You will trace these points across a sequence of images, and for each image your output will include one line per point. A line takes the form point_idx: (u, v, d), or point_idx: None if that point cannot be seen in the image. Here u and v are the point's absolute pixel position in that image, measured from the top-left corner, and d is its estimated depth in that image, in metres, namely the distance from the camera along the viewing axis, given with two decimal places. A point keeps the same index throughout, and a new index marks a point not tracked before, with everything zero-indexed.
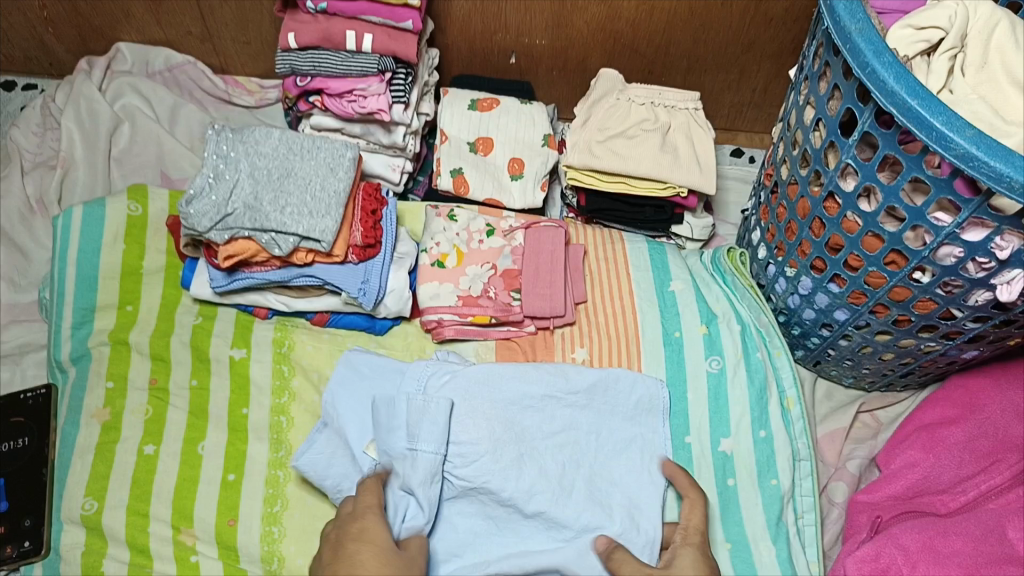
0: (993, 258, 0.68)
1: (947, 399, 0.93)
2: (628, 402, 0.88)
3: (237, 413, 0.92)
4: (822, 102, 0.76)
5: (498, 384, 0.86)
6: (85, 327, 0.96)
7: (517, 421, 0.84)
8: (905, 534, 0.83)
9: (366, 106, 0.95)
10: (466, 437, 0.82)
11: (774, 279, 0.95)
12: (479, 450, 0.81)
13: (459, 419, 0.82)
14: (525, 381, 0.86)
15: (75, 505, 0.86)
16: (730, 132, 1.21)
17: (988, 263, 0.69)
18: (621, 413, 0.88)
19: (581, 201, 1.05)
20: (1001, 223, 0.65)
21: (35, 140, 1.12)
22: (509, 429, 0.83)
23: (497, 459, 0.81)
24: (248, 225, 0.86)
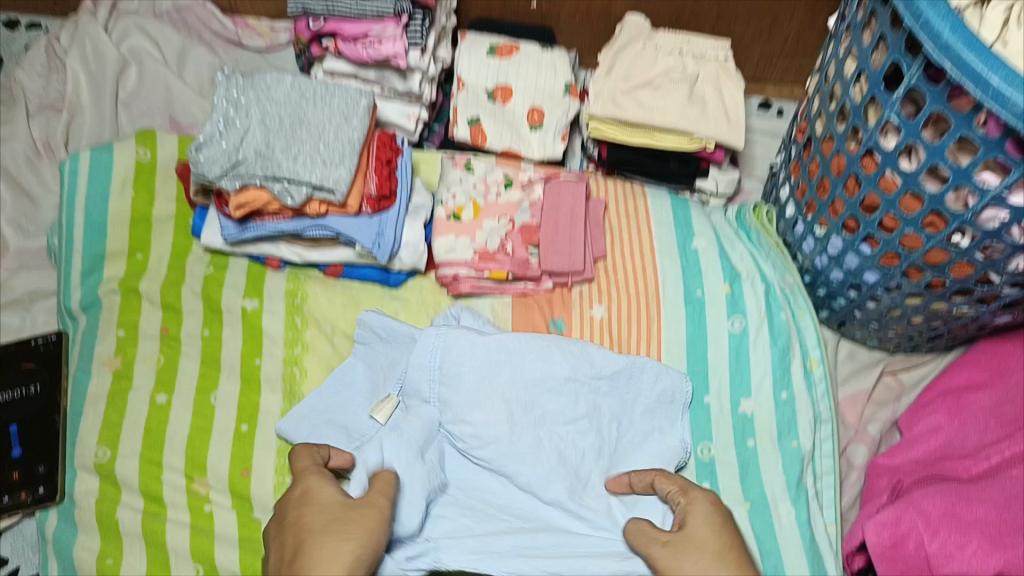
0: None
1: (974, 363, 0.90)
2: (650, 394, 0.85)
3: (250, 363, 0.91)
4: (865, 54, 0.72)
5: (522, 364, 0.82)
6: (94, 274, 0.94)
7: (538, 404, 0.82)
8: (927, 500, 0.80)
9: (382, 51, 0.90)
10: (483, 420, 0.80)
11: (801, 238, 0.92)
12: (497, 433, 0.80)
13: (475, 402, 0.80)
14: (551, 358, 0.83)
15: (88, 453, 0.85)
16: (759, 82, 1.16)
17: None
18: (646, 402, 0.86)
19: (603, 152, 1.01)
20: None
21: (40, 81, 1.08)
22: (528, 412, 0.81)
23: (514, 442, 0.80)
24: (260, 173, 0.83)
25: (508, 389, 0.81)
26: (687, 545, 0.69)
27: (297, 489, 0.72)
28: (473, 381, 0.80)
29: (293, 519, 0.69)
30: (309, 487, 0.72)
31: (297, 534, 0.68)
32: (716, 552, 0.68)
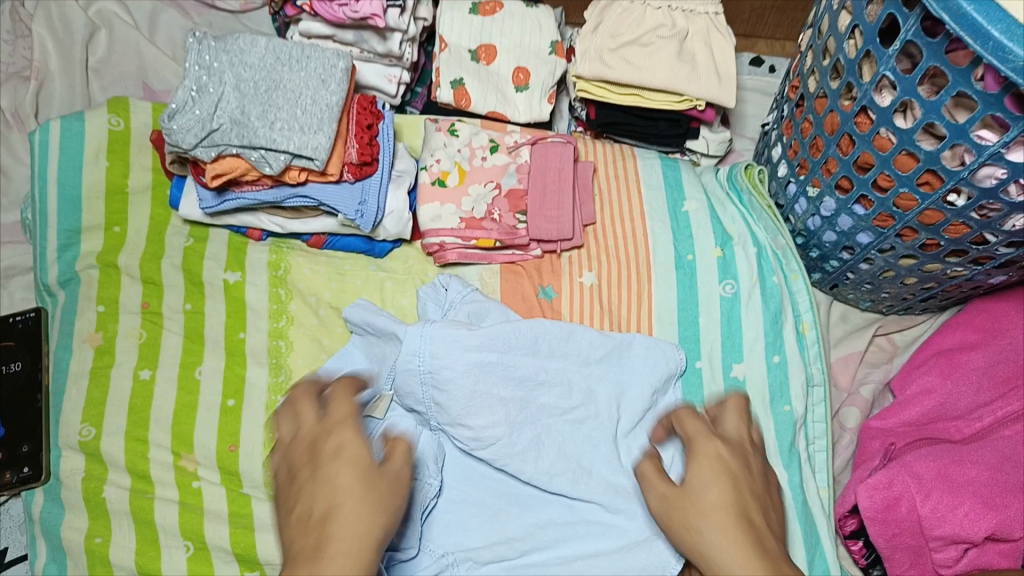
0: None
1: (968, 323, 0.89)
2: (650, 375, 0.83)
3: (235, 336, 0.89)
4: (860, 7, 0.69)
5: (514, 361, 0.79)
6: (71, 249, 0.92)
7: (532, 399, 0.79)
8: (919, 462, 0.80)
9: (358, 10, 0.87)
10: (480, 422, 0.77)
11: (793, 200, 0.90)
12: (496, 434, 0.77)
13: (471, 403, 0.76)
14: (543, 355, 0.80)
15: (73, 431, 0.84)
16: (750, 39, 1.13)
17: None
18: (648, 384, 0.82)
19: (591, 113, 0.99)
20: None
21: (6, 48, 1.03)
22: (524, 409, 0.78)
23: (514, 443, 0.77)
24: (236, 142, 0.80)
25: (502, 388, 0.78)
26: (683, 499, 0.63)
27: (330, 441, 0.61)
28: (466, 384, 0.76)
29: (320, 485, 0.58)
30: (345, 445, 0.60)
31: (323, 508, 0.57)
32: (706, 513, 0.61)
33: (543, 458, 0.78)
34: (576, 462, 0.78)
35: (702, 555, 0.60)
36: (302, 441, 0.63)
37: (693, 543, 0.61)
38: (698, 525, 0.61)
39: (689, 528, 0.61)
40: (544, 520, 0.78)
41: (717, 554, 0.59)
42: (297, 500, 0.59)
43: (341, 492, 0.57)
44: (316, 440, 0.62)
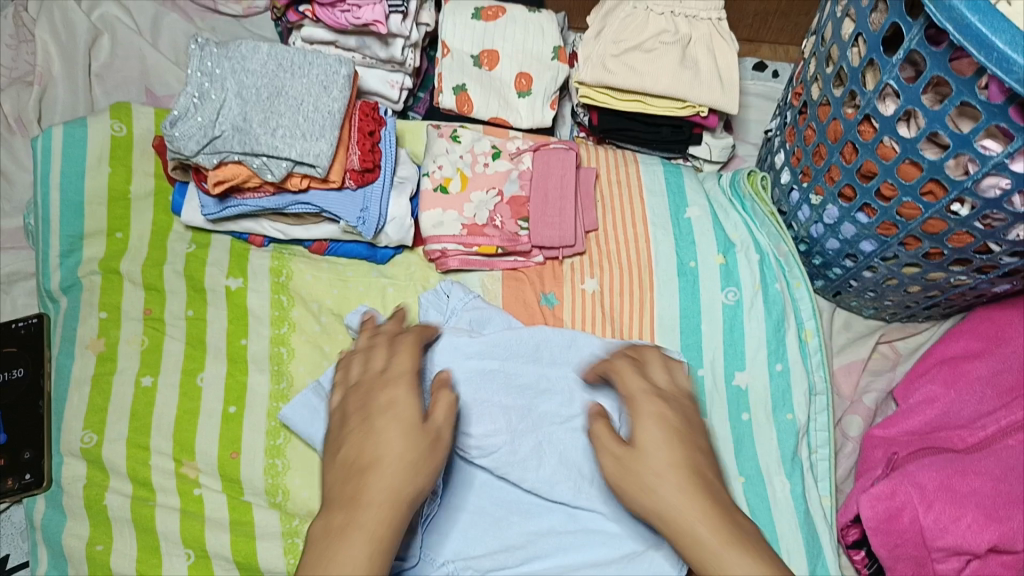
0: None
1: (971, 332, 0.89)
2: None
3: (236, 343, 0.89)
4: (863, 15, 0.69)
5: (513, 369, 0.81)
6: (73, 255, 0.92)
7: (532, 407, 0.80)
8: (922, 473, 0.80)
9: (361, 17, 0.87)
10: (481, 430, 0.77)
11: (796, 206, 0.90)
12: (497, 442, 0.77)
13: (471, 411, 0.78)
14: (544, 361, 0.82)
15: (75, 438, 0.84)
16: (753, 43, 1.13)
17: None
18: None
19: (593, 119, 0.99)
20: None
21: (8, 53, 1.03)
22: (525, 417, 0.79)
23: (515, 451, 0.77)
24: (237, 148, 0.80)
25: (503, 394, 0.80)
26: (636, 460, 0.62)
27: (383, 394, 0.64)
28: (467, 390, 0.79)
29: (369, 433, 0.62)
30: (398, 399, 0.64)
31: (367, 456, 0.60)
32: (664, 475, 0.61)
33: (542, 468, 0.77)
34: (575, 469, 0.77)
35: (660, 516, 0.60)
36: (357, 390, 0.66)
37: (649, 503, 0.61)
38: (654, 486, 0.60)
39: (644, 490, 0.61)
40: (544, 528, 0.77)
41: (677, 514, 0.59)
42: (344, 445, 0.63)
43: (386, 443, 0.61)
44: (371, 390, 0.65)
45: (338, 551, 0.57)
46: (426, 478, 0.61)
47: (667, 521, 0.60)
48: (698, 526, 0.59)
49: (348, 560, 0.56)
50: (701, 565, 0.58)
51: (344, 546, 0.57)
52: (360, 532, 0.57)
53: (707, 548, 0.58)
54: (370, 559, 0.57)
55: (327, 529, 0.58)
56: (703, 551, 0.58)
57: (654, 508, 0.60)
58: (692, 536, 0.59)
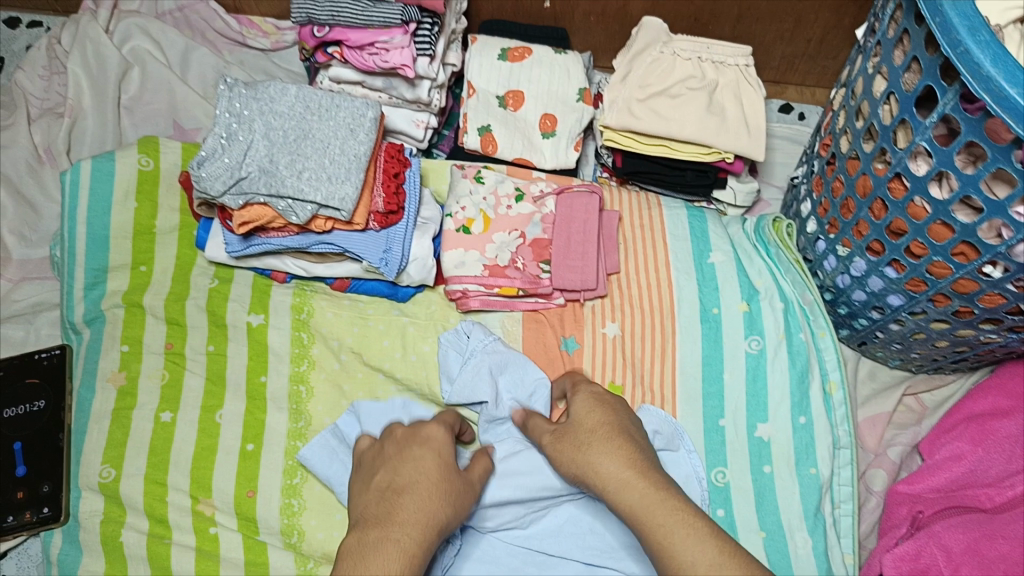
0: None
1: (1001, 388, 0.88)
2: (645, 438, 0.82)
3: (256, 380, 0.89)
4: (896, 74, 0.68)
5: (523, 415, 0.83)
6: (97, 288, 0.92)
7: None
8: (948, 534, 0.79)
9: (389, 60, 0.88)
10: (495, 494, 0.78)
11: (823, 256, 0.89)
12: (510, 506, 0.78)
13: None
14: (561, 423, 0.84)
15: (93, 472, 0.84)
16: (779, 85, 1.12)
17: None
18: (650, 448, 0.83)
19: (617, 161, 0.98)
20: None
21: (42, 84, 1.06)
22: None
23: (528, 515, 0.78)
24: (263, 190, 0.81)
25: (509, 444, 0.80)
26: (571, 427, 0.68)
27: (421, 431, 0.70)
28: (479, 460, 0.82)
29: (405, 462, 0.66)
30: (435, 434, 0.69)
31: (408, 478, 0.64)
32: (592, 434, 0.66)
33: (558, 513, 0.78)
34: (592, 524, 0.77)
35: (589, 470, 0.63)
36: (394, 430, 0.71)
37: (581, 462, 0.64)
38: (586, 441, 0.65)
39: (575, 448, 0.65)
40: None
41: (604, 463, 0.63)
42: (379, 474, 0.67)
43: (427, 470, 0.65)
44: (408, 430, 0.71)
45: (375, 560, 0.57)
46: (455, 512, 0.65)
47: (596, 472, 0.63)
48: (623, 469, 0.62)
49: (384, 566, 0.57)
50: (628, 509, 0.60)
51: (380, 556, 0.58)
52: (397, 545, 0.59)
53: (630, 494, 0.60)
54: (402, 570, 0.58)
55: (364, 537, 0.60)
56: (626, 495, 0.61)
57: (583, 463, 0.64)
58: (620, 480, 0.61)
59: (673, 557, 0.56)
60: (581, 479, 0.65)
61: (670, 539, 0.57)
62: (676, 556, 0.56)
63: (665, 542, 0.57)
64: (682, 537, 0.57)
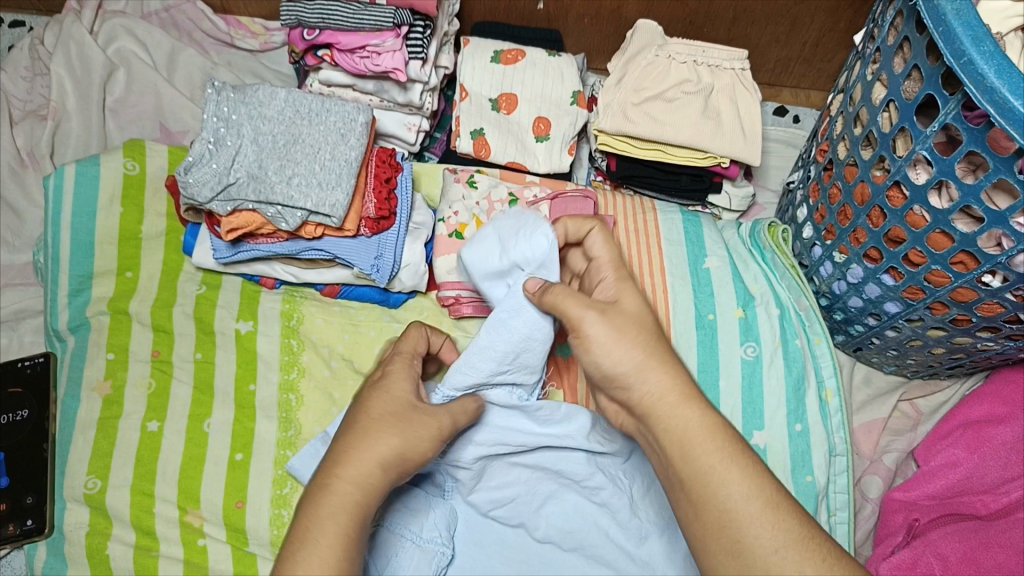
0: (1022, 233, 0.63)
1: (996, 395, 0.87)
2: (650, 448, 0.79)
3: (244, 389, 0.87)
4: (896, 82, 0.67)
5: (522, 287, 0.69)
6: (82, 294, 0.90)
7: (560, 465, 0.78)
8: (944, 542, 0.79)
9: (380, 64, 0.87)
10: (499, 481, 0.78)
11: (818, 262, 0.88)
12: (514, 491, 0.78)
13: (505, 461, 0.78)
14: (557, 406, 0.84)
15: (78, 483, 0.83)
16: (774, 87, 1.11)
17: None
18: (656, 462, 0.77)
19: (611, 165, 0.97)
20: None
21: (24, 85, 1.04)
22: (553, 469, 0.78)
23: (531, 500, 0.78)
24: (252, 197, 0.79)
25: (500, 362, 0.71)
26: (624, 321, 0.63)
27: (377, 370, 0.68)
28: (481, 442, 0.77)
29: (353, 406, 0.65)
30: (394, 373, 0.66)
31: (356, 425, 0.62)
32: (650, 334, 0.63)
33: (564, 501, 0.77)
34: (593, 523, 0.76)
35: (646, 373, 0.62)
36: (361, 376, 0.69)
37: (641, 370, 0.61)
38: (648, 342, 0.63)
39: (635, 344, 0.62)
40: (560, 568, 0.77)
41: (664, 371, 0.62)
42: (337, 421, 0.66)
43: (374, 415, 0.62)
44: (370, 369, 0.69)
45: (322, 522, 0.57)
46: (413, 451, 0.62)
47: (656, 378, 0.61)
48: (683, 386, 0.62)
49: (334, 529, 0.57)
50: (683, 436, 0.59)
51: (320, 508, 0.58)
52: (345, 503, 0.58)
53: (688, 412, 0.60)
54: (354, 530, 0.58)
55: (310, 493, 0.60)
56: (685, 411, 0.60)
57: (640, 363, 0.62)
58: (682, 414, 0.60)
59: (722, 486, 0.57)
60: (626, 376, 0.62)
61: (724, 472, 0.58)
62: (727, 488, 0.57)
63: (716, 473, 0.58)
64: (740, 468, 0.58)
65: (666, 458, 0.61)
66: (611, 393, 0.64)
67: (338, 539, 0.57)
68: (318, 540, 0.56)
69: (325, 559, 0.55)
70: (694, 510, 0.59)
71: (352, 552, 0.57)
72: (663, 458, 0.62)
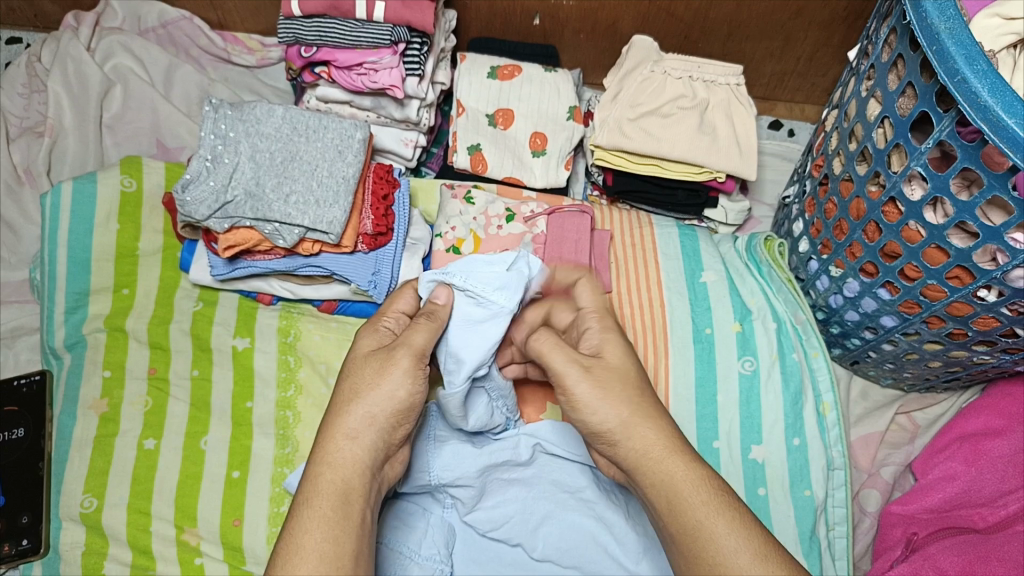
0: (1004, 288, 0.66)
1: (992, 408, 0.87)
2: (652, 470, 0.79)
3: (241, 406, 0.87)
4: (891, 99, 0.68)
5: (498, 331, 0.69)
6: (78, 312, 0.90)
7: (556, 480, 0.78)
8: (943, 556, 0.77)
9: (378, 80, 0.86)
10: (493, 502, 0.77)
11: (815, 276, 0.88)
12: (508, 511, 0.77)
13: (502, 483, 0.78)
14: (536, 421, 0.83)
15: (74, 503, 0.82)
16: (769, 101, 1.12)
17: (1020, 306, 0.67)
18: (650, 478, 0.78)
19: (608, 180, 0.98)
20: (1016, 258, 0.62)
21: (21, 102, 1.04)
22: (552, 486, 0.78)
23: (527, 519, 0.76)
24: (249, 214, 0.80)
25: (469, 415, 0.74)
26: (608, 377, 0.65)
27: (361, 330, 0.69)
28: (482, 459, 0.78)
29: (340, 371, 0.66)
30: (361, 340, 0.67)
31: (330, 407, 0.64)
32: (634, 387, 0.65)
33: (561, 519, 0.76)
34: (591, 538, 0.76)
35: (631, 430, 0.63)
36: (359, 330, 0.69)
37: (625, 417, 0.63)
38: (632, 399, 0.64)
39: (621, 401, 0.64)
40: None
41: (648, 427, 0.63)
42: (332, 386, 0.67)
43: (347, 386, 0.63)
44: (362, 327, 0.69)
45: (302, 511, 0.58)
46: (387, 398, 0.63)
47: (639, 435, 0.63)
48: (671, 436, 0.63)
49: (311, 513, 0.57)
50: (668, 487, 0.61)
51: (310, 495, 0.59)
52: (322, 485, 0.59)
53: (673, 463, 0.61)
54: (334, 509, 0.58)
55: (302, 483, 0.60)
56: (669, 465, 0.61)
57: (623, 420, 0.63)
58: (667, 473, 0.61)
59: (711, 541, 0.57)
60: (609, 433, 0.64)
61: (707, 523, 0.58)
62: (716, 540, 0.57)
63: (703, 525, 0.58)
64: (727, 521, 0.58)
65: (656, 511, 0.62)
66: (599, 447, 0.66)
67: (316, 522, 0.57)
68: (297, 528, 0.57)
69: (304, 544, 0.56)
70: (686, 564, 0.59)
71: (334, 531, 0.57)
72: (652, 510, 0.63)
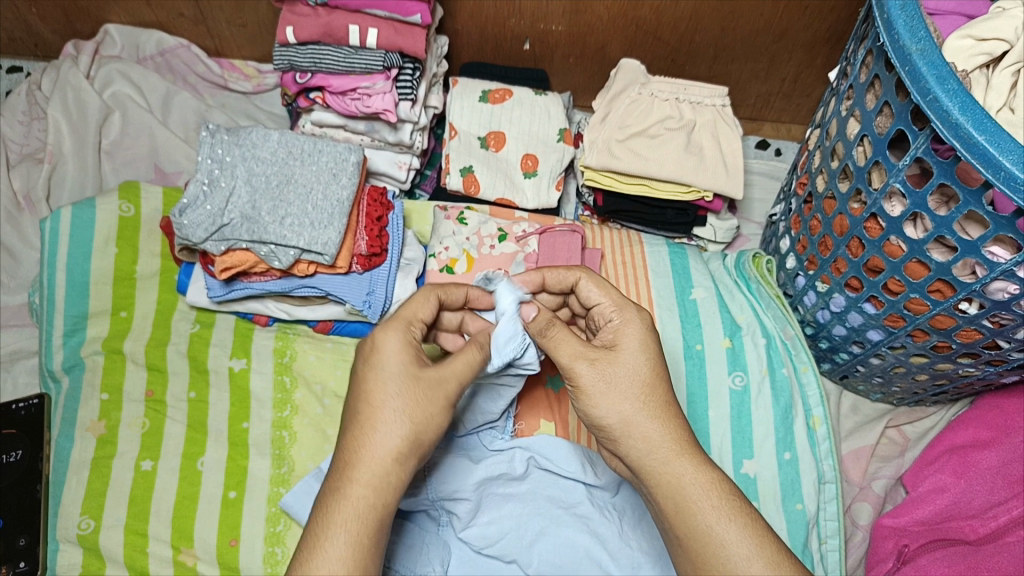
0: (987, 300, 0.67)
1: (980, 421, 0.88)
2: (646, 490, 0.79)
3: (238, 427, 0.88)
4: (868, 118, 0.70)
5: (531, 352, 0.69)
6: (76, 335, 0.91)
7: (552, 496, 0.79)
8: (933, 568, 0.80)
9: (371, 105, 0.89)
10: (487, 518, 0.78)
11: (803, 292, 0.90)
12: (503, 528, 0.77)
13: (496, 499, 0.78)
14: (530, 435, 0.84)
15: (71, 524, 0.82)
16: (755, 121, 1.15)
17: (1003, 320, 0.69)
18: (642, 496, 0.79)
19: (598, 200, 0.99)
20: (994, 271, 0.63)
21: (21, 129, 1.06)
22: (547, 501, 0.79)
23: (522, 536, 0.77)
24: (246, 237, 0.81)
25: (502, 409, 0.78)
26: (614, 372, 0.64)
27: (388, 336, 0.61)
28: (478, 472, 0.79)
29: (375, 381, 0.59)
30: (386, 349, 0.60)
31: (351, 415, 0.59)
32: (641, 385, 0.64)
33: (556, 535, 0.77)
34: (586, 552, 0.77)
35: (630, 428, 0.63)
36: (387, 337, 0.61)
37: (626, 415, 0.63)
38: (638, 396, 0.63)
39: (624, 397, 0.63)
40: None
41: (654, 425, 0.63)
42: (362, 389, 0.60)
43: (373, 403, 0.59)
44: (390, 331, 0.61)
45: (334, 530, 0.56)
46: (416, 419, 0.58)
47: (639, 432, 0.63)
48: (678, 438, 0.63)
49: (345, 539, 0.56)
50: (675, 484, 0.62)
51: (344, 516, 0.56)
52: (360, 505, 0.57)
53: (682, 464, 0.62)
54: (366, 537, 0.56)
55: (326, 499, 0.58)
56: (677, 468, 0.62)
57: (625, 417, 0.63)
58: (676, 475, 0.62)
59: (721, 547, 0.59)
60: (608, 430, 0.64)
61: (711, 531, 0.60)
62: (724, 547, 0.59)
63: (710, 531, 0.60)
64: (739, 528, 0.60)
65: (663, 513, 0.63)
66: (600, 439, 0.66)
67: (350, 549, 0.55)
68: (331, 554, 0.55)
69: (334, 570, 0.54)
70: (693, 568, 0.60)
71: (363, 559, 0.56)
72: (656, 508, 0.64)
